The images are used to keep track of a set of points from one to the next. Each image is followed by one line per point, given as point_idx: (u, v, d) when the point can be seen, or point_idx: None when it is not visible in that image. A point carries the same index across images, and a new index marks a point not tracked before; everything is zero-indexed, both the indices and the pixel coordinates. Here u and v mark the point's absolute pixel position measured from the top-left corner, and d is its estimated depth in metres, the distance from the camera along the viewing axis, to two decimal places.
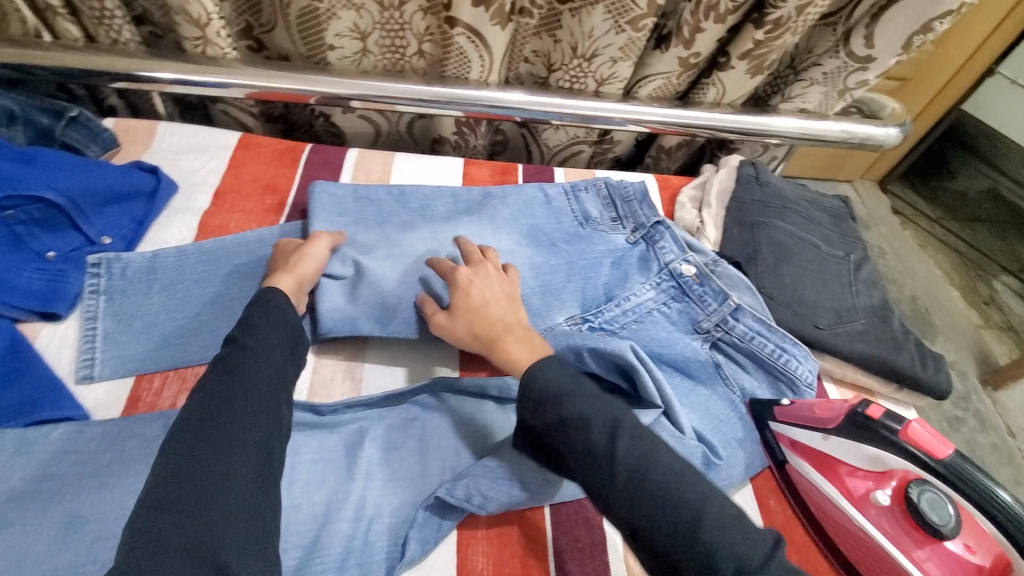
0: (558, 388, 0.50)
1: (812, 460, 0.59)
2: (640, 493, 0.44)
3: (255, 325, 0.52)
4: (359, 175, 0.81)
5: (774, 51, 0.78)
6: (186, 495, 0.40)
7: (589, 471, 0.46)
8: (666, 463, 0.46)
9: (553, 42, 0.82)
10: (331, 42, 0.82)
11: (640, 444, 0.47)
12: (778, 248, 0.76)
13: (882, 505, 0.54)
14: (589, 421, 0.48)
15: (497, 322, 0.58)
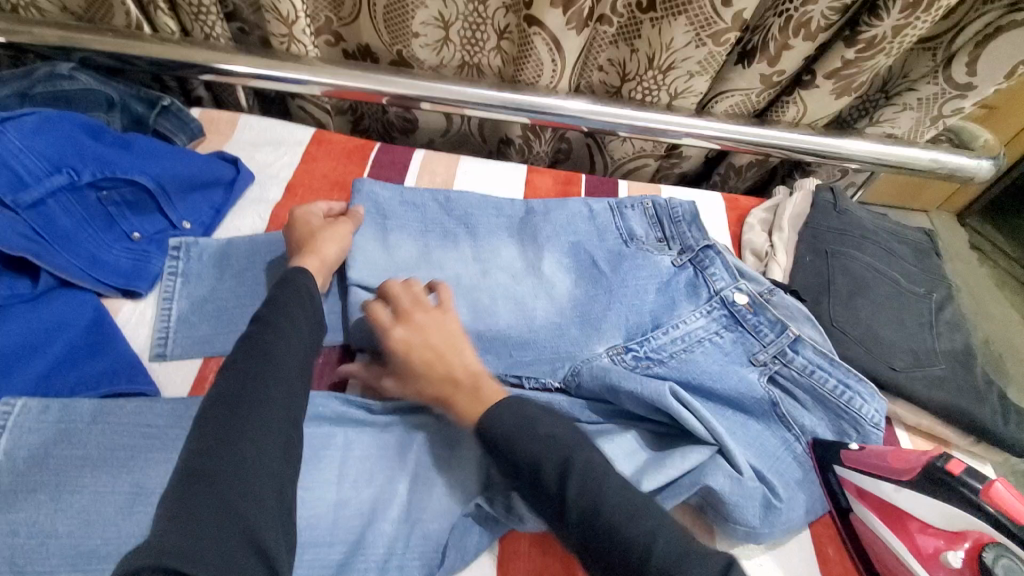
0: (509, 432, 0.49)
1: (880, 511, 0.54)
2: (593, 538, 0.44)
3: (281, 306, 0.53)
4: (424, 177, 0.82)
5: (864, 72, 0.74)
6: (218, 449, 0.43)
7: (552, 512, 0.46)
8: (615, 505, 0.44)
9: (630, 52, 0.80)
10: (415, 30, 0.83)
11: (590, 487, 0.45)
12: (854, 281, 0.71)
13: (952, 567, 0.49)
14: (538, 465, 0.47)
15: (437, 374, 0.54)
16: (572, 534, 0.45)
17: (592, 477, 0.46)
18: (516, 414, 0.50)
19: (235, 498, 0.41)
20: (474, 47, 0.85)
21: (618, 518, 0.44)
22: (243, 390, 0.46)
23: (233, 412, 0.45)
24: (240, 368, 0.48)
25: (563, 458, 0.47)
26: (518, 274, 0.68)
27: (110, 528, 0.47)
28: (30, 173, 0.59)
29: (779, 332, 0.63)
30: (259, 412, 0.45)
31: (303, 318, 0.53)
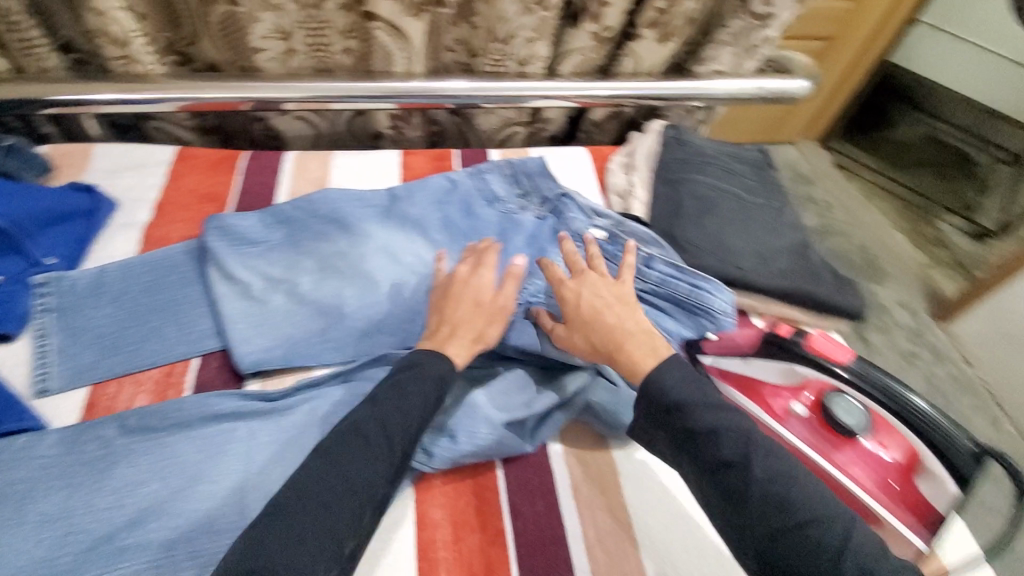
0: (690, 398, 0.50)
1: (741, 387, 0.68)
2: (775, 524, 0.44)
3: (405, 387, 0.53)
4: (298, 175, 0.83)
5: (677, 17, 0.84)
6: (315, 479, 0.47)
7: (723, 492, 0.46)
8: (805, 484, 0.45)
9: (471, 29, 0.85)
10: (256, 45, 0.84)
11: (775, 466, 0.46)
12: (701, 200, 0.81)
13: (800, 416, 0.64)
14: (717, 437, 0.47)
15: (615, 329, 0.57)
16: (749, 518, 0.45)
17: (782, 460, 0.46)
18: (688, 376, 0.51)
19: (315, 526, 0.44)
20: (320, 52, 0.87)
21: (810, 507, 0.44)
22: (337, 460, 0.48)
23: (321, 493, 0.46)
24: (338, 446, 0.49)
25: (743, 446, 0.47)
26: (399, 250, 0.73)
27: (18, 557, 0.46)
28: None
29: None
30: (336, 494, 0.46)
31: (424, 412, 0.52)
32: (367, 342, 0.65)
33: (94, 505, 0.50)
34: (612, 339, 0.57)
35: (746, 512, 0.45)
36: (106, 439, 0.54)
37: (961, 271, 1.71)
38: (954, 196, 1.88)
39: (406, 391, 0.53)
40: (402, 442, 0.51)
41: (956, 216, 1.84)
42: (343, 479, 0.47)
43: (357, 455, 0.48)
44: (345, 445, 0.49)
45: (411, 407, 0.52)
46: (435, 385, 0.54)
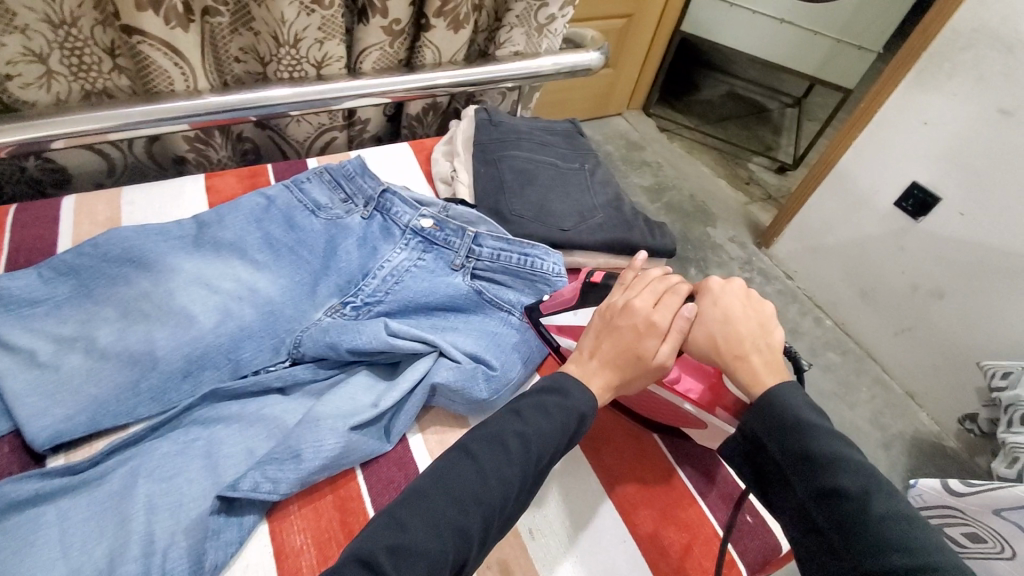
0: (805, 420, 0.48)
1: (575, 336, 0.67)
2: (868, 548, 0.42)
3: (524, 412, 0.51)
4: (82, 219, 0.74)
5: (462, 5, 0.86)
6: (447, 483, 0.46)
7: (825, 518, 0.45)
8: (892, 503, 0.43)
9: (254, 35, 0.81)
10: (4, 70, 0.71)
11: (899, 512, 0.43)
12: (520, 174, 0.85)
13: None
14: (839, 466, 0.45)
15: (737, 338, 0.54)
16: (850, 551, 0.43)
17: (897, 501, 0.44)
18: (808, 407, 0.49)
19: (425, 536, 0.43)
20: (88, 71, 0.78)
21: (927, 550, 0.41)
22: (465, 472, 0.47)
23: (445, 499, 0.45)
24: (487, 460, 0.47)
25: (863, 480, 0.44)
26: (216, 277, 0.67)
27: None
28: None
29: (462, 235, 0.75)
30: (457, 504, 0.45)
31: (561, 437, 0.51)
32: (191, 383, 0.60)
33: None
34: (731, 348, 0.54)
35: (847, 535, 0.43)
36: None
37: (773, 201, 1.98)
38: (754, 139, 2.19)
39: (542, 406, 0.52)
40: (542, 458, 0.50)
41: (761, 155, 2.12)
42: (465, 486, 0.46)
43: (497, 465, 0.47)
44: (493, 450, 0.48)
45: (549, 433, 0.50)
46: (579, 413, 0.53)
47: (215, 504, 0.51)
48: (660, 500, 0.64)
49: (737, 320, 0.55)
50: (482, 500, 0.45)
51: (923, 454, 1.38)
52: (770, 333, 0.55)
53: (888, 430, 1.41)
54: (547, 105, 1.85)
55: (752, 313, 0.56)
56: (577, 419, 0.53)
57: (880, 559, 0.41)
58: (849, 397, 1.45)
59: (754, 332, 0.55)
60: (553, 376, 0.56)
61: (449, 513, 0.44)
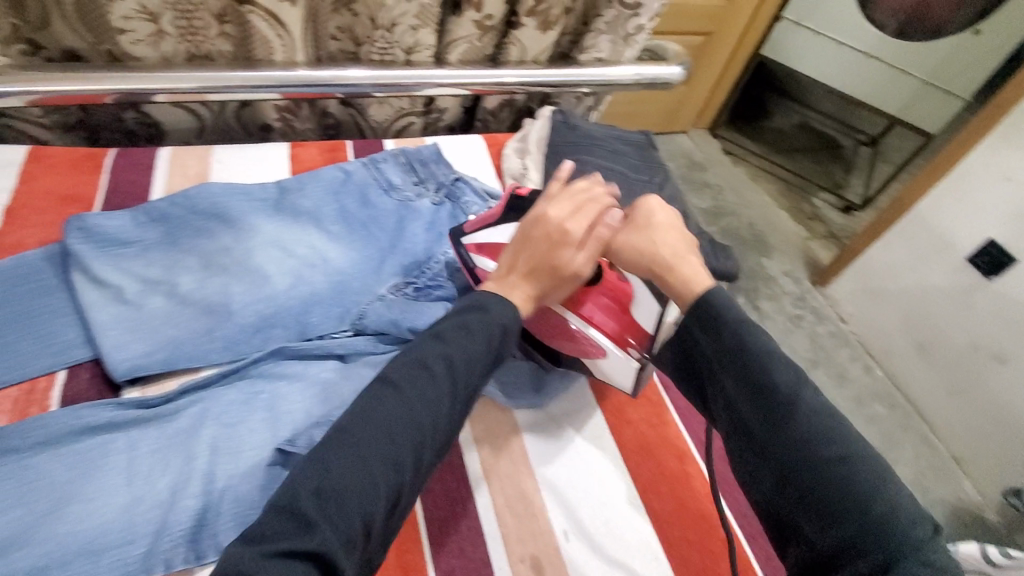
0: (745, 320, 0.51)
1: (491, 255, 0.68)
2: (792, 439, 0.46)
3: (446, 336, 0.52)
4: (176, 170, 0.78)
5: (554, 6, 0.87)
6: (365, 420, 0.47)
7: (754, 411, 0.48)
8: (816, 401, 0.47)
9: (353, 17, 0.84)
10: (119, 25, 0.76)
11: (823, 403, 0.48)
12: (591, 179, 0.86)
13: None
14: (773, 370, 0.48)
15: (664, 252, 0.57)
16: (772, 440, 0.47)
17: (825, 402, 0.48)
18: (741, 315, 0.51)
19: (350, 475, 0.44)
20: (195, 35, 0.82)
21: (846, 443, 0.46)
22: (381, 406, 0.47)
23: (370, 434, 0.46)
24: (395, 402, 0.47)
25: (794, 378, 0.48)
26: (292, 242, 0.71)
27: None
28: None
29: None
30: (375, 446, 0.45)
31: (483, 358, 0.52)
32: (261, 338, 0.63)
33: None
34: (660, 262, 0.57)
35: (778, 427, 0.47)
36: None
37: (835, 241, 1.90)
38: (828, 177, 2.09)
39: (463, 332, 0.52)
40: (463, 382, 0.50)
41: (828, 192, 2.04)
42: (383, 417, 0.47)
43: (421, 393, 0.48)
44: (413, 377, 0.49)
45: (469, 356, 0.51)
46: (501, 326, 0.54)
47: (275, 456, 0.54)
48: (677, 477, 0.65)
49: (674, 229, 0.60)
50: (404, 431, 0.46)
51: (964, 524, 1.30)
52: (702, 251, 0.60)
53: (928, 492, 1.34)
54: (614, 115, 1.84)
55: (692, 234, 0.61)
56: (498, 334, 0.53)
57: (803, 453, 0.46)
58: (891, 453, 1.38)
59: (686, 243, 0.59)
60: (465, 305, 0.55)
61: (372, 452, 0.45)
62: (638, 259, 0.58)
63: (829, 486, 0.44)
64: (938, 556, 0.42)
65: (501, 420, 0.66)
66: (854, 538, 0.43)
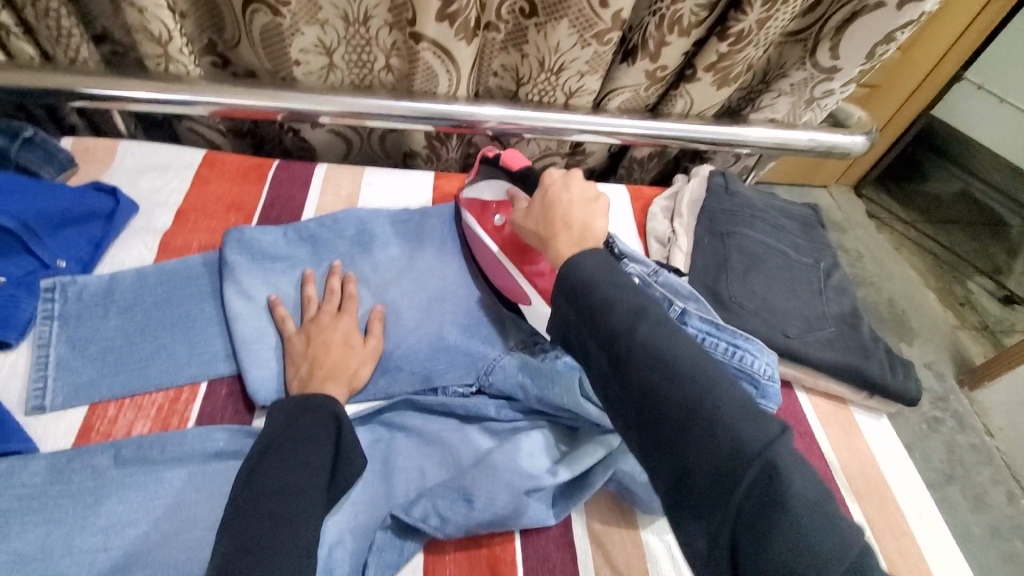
0: (592, 278, 0.49)
1: (472, 211, 0.72)
2: (653, 381, 0.44)
3: (292, 440, 0.48)
4: (328, 191, 0.79)
5: (738, 63, 0.80)
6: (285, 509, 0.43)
7: (608, 359, 0.47)
8: (683, 347, 0.45)
9: (520, 57, 0.82)
10: (296, 57, 0.80)
11: (654, 350, 0.45)
12: (749, 257, 0.77)
13: (495, 224, 0.69)
14: (613, 306, 0.47)
15: (559, 220, 0.58)
16: (628, 387, 0.45)
17: (665, 332, 0.46)
18: (602, 265, 0.51)
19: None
20: (363, 68, 0.83)
21: (684, 365, 0.44)
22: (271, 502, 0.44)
23: (273, 537, 0.42)
24: (268, 477, 0.45)
25: (632, 316, 0.47)
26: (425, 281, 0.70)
27: None
28: None
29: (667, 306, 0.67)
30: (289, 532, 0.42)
31: (327, 451, 0.49)
32: (386, 380, 0.62)
33: (75, 547, 0.46)
34: (552, 229, 0.57)
35: (630, 374, 0.45)
36: (98, 469, 0.50)
37: (989, 333, 1.56)
38: (983, 256, 1.75)
39: (293, 427, 0.50)
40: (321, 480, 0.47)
41: (986, 277, 1.70)
42: (286, 486, 0.45)
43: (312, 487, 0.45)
44: (267, 488, 0.44)
45: (316, 449, 0.48)
46: (334, 416, 0.51)
47: (390, 521, 0.52)
48: None
49: (556, 206, 0.59)
50: (293, 510, 0.44)
51: None
52: (588, 229, 0.57)
53: None
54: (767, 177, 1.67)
55: (575, 211, 0.58)
56: (335, 425, 0.51)
57: (643, 378, 0.44)
58: None
59: (564, 219, 0.57)
60: (288, 401, 0.52)
61: (287, 534, 0.42)
62: (535, 230, 0.60)
63: (667, 407, 0.43)
64: (774, 457, 0.39)
65: (619, 523, 0.57)
66: (694, 454, 0.40)
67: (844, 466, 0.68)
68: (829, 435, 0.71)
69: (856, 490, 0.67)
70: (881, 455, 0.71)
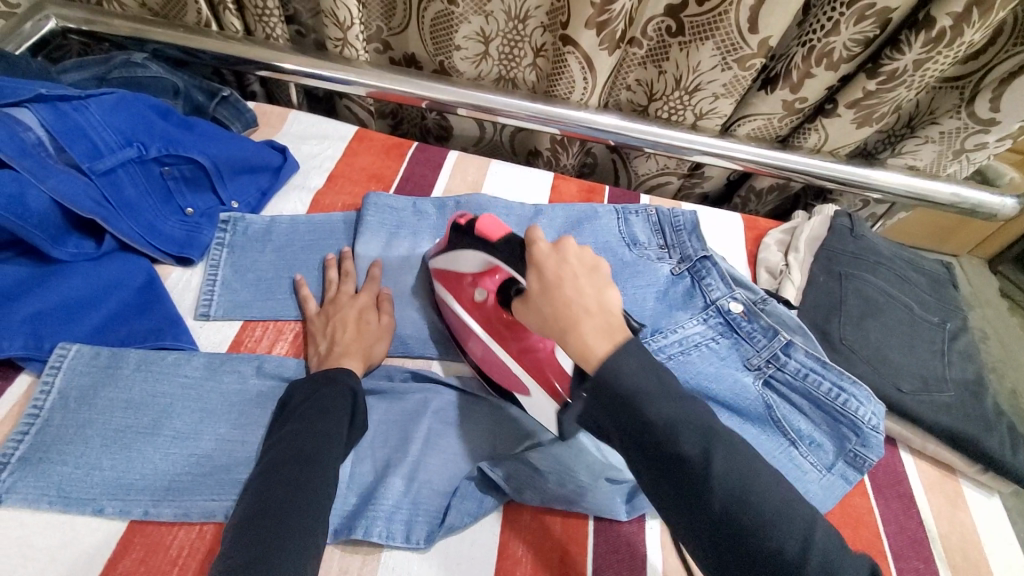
0: (645, 392, 0.42)
1: (445, 283, 0.66)
2: (732, 523, 0.40)
3: (307, 405, 0.52)
4: (456, 175, 0.86)
5: (885, 103, 0.78)
6: (297, 469, 0.46)
7: (678, 486, 0.41)
8: (760, 469, 0.42)
9: (658, 73, 0.84)
10: (458, 43, 0.87)
11: (731, 484, 0.40)
12: (866, 303, 0.74)
13: (479, 302, 0.62)
14: (676, 432, 0.41)
15: (573, 305, 0.47)
16: (700, 522, 0.41)
17: (737, 452, 0.41)
18: (642, 366, 0.43)
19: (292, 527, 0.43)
20: (511, 62, 0.89)
21: (766, 501, 0.40)
22: (291, 473, 0.46)
23: (281, 491, 0.45)
24: (291, 442, 0.48)
25: (703, 439, 0.41)
26: None
27: (148, 465, 0.52)
28: (104, 144, 0.63)
29: (772, 337, 0.68)
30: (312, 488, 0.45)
31: (344, 418, 0.51)
32: None
33: (219, 434, 0.55)
34: (566, 320, 0.47)
35: (704, 512, 0.40)
36: (241, 375, 0.59)
37: None
38: None
39: (312, 398, 0.52)
40: (337, 446, 0.49)
41: None
42: (304, 448, 0.48)
43: (323, 452, 0.48)
44: (292, 448, 0.48)
45: (332, 417, 0.50)
46: (351, 390, 0.54)
47: None
48: None
49: (559, 282, 0.49)
50: (316, 471, 0.46)
51: None
52: (607, 308, 0.47)
53: None
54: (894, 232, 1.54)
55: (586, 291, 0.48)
56: (352, 396, 0.53)
57: (724, 516, 0.40)
58: None
59: (580, 301, 0.47)
60: (302, 382, 0.55)
61: (313, 485, 0.46)
62: (542, 321, 0.50)
63: (759, 554, 0.39)
64: None
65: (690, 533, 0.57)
66: None
67: (943, 536, 0.64)
68: (930, 503, 0.67)
69: (952, 564, 0.62)
70: (989, 537, 0.65)
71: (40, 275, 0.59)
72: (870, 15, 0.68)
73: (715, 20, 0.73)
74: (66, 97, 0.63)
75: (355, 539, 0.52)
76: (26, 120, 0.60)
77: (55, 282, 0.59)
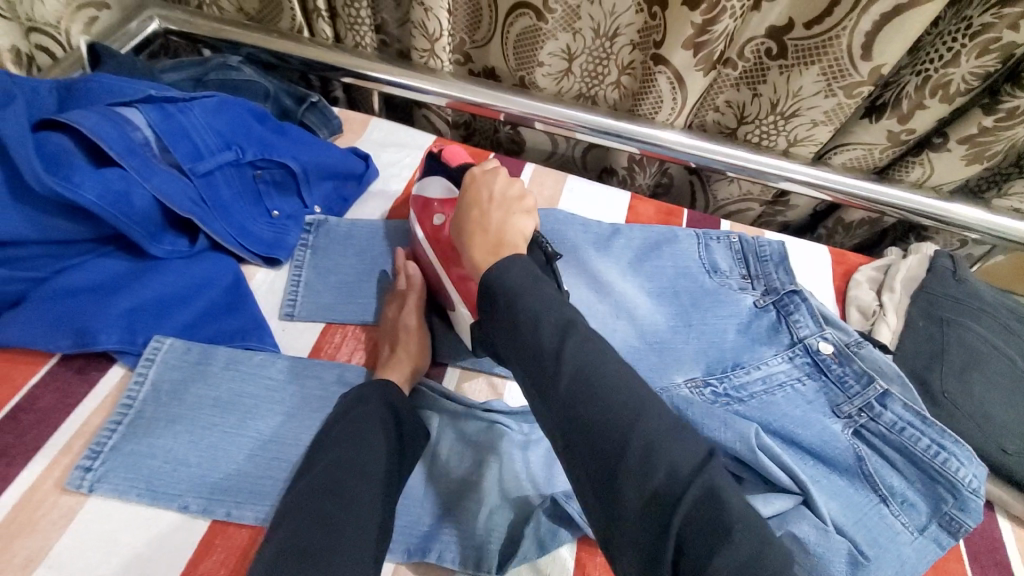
0: (514, 286, 0.49)
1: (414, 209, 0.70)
2: (581, 400, 0.43)
3: (361, 420, 0.51)
4: (533, 188, 0.86)
5: (1001, 142, 0.72)
6: (337, 489, 0.45)
7: (533, 368, 0.46)
8: (612, 364, 0.44)
9: (752, 96, 0.80)
10: (542, 59, 0.86)
11: (579, 364, 0.44)
12: (970, 354, 0.68)
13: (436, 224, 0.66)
14: (539, 323, 0.46)
15: (477, 224, 0.58)
16: (552, 399, 0.44)
17: (608, 369, 0.44)
18: (524, 275, 0.50)
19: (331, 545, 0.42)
20: (594, 79, 0.87)
21: (610, 387, 0.43)
22: (329, 494, 0.45)
23: (318, 508, 0.44)
24: (326, 465, 0.47)
25: (562, 333, 0.46)
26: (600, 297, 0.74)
27: (232, 464, 0.53)
28: (206, 146, 0.65)
29: (866, 383, 0.64)
30: (349, 513, 0.44)
31: (382, 435, 0.51)
32: None
33: (301, 441, 0.55)
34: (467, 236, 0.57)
35: (551, 387, 0.44)
36: (322, 380, 0.59)
37: None
38: None
39: (348, 415, 0.52)
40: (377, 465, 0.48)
41: None
42: (350, 465, 0.47)
43: (364, 471, 0.47)
44: (331, 467, 0.47)
45: (369, 436, 0.50)
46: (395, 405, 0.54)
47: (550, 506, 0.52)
48: None
49: (473, 206, 0.60)
50: (356, 488, 0.46)
51: None
52: (504, 230, 0.57)
53: None
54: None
55: (489, 214, 0.58)
56: (390, 414, 0.53)
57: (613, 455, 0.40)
58: None
59: (481, 225, 0.57)
60: (364, 390, 0.54)
61: (354, 503, 0.45)
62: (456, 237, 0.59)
63: (601, 434, 0.41)
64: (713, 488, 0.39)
65: None
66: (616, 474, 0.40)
67: None
68: None
69: None
70: None
71: (137, 271, 0.61)
72: (994, 49, 0.63)
73: (825, 44, 0.69)
74: (173, 98, 0.65)
75: (429, 563, 0.51)
76: (136, 120, 0.61)
77: (149, 278, 0.61)
